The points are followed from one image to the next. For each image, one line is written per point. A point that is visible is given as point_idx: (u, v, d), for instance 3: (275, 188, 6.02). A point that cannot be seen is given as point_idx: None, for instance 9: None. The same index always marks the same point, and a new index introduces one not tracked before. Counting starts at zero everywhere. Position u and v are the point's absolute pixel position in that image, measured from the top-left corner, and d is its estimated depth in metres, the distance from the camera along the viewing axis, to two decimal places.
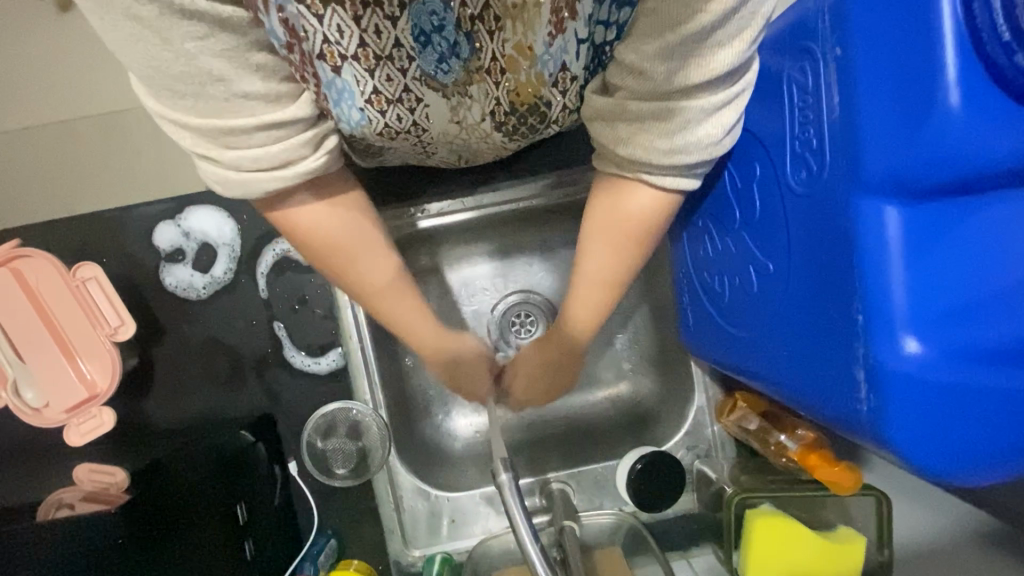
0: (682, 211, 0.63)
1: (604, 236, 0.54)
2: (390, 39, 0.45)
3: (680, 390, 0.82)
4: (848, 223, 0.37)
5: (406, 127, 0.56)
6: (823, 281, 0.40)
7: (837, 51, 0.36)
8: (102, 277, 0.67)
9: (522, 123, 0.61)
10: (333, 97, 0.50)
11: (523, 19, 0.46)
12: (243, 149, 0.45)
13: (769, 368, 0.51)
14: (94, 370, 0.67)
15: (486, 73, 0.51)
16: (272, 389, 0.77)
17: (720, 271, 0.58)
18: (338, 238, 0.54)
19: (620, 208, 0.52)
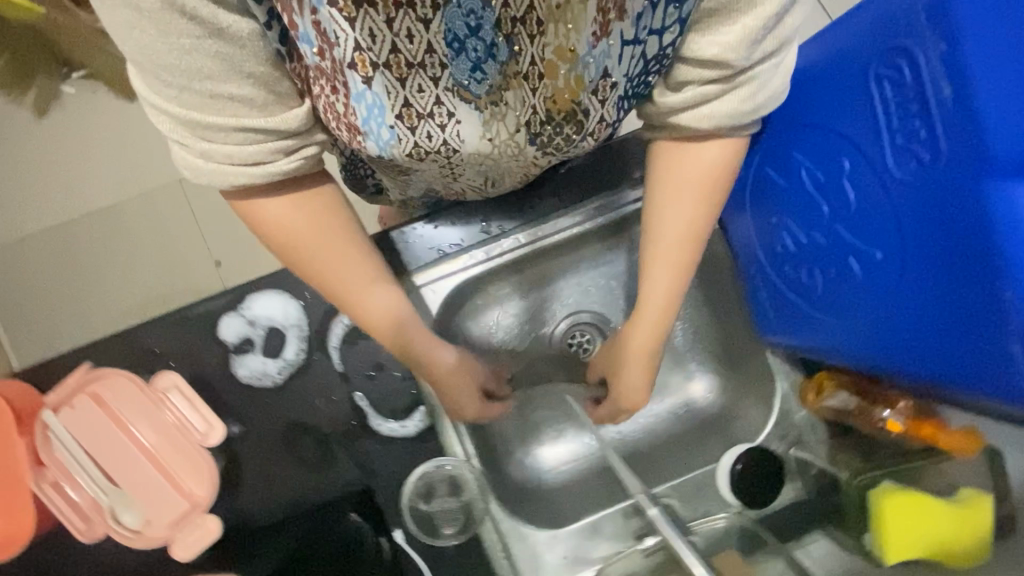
0: (742, 207, 0.66)
1: (682, 186, 0.63)
2: (423, 44, 0.49)
3: (759, 383, 0.83)
4: (981, 206, 0.41)
5: (435, 146, 0.58)
6: (953, 262, 0.44)
7: (942, 47, 0.42)
8: (180, 383, 0.65)
9: (557, 136, 0.62)
10: (363, 112, 0.54)
11: (566, 20, 0.50)
12: (217, 143, 0.53)
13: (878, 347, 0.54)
14: (188, 480, 0.66)
15: (524, 78, 0.54)
16: (364, 462, 0.75)
17: (802, 264, 0.60)
18: (295, 229, 0.63)
19: (691, 163, 0.62)
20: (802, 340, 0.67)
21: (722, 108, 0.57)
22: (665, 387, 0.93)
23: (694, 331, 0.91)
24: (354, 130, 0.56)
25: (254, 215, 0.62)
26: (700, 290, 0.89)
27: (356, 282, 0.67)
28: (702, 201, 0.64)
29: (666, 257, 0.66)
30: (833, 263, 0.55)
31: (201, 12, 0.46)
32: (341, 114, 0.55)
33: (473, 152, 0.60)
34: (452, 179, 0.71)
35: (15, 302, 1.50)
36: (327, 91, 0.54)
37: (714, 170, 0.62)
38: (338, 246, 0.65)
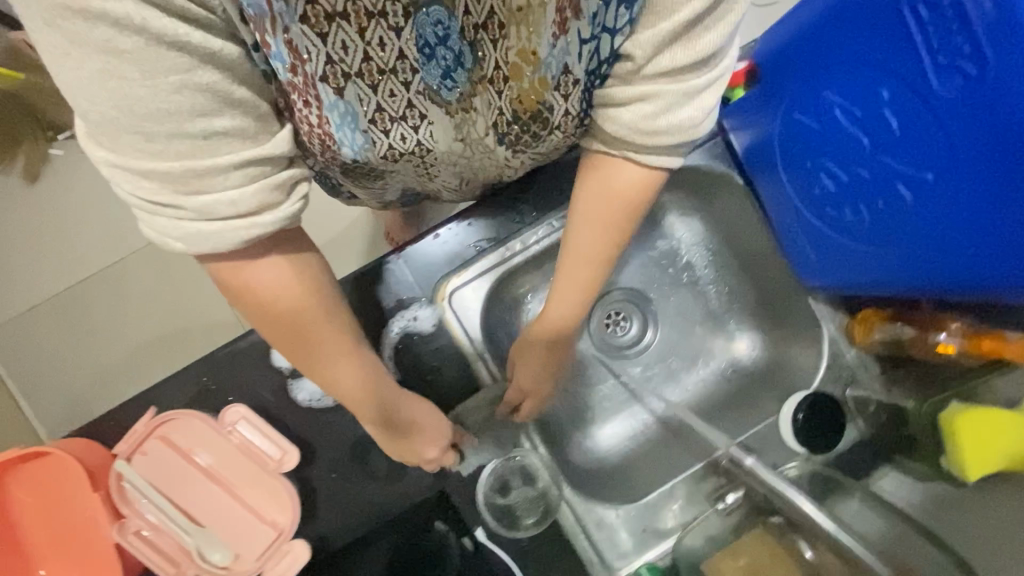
0: (777, 154, 0.67)
1: (596, 206, 0.68)
2: (395, 51, 0.49)
3: (806, 328, 0.84)
4: None
5: (410, 146, 0.60)
6: (1014, 173, 0.44)
7: None
8: (249, 414, 0.69)
9: (522, 132, 0.65)
10: (335, 121, 0.54)
11: (527, 22, 0.52)
12: (216, 193, 0.47)
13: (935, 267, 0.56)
14: (269, 507, 0.68)
15: (489, 83, 0.57)
16: (436, 465, 0.74)
17: (847, 202, 0.60)
18: (286, 306, 0.57)
19: (604, 183, 0.66)
20: (859, 278, 0.68)
21: (626, 117, 0.61)
22: (706, 352, 0.95)
23: (728, 291, 0.94)
24: (328, 138, 0.57)
25: (240, 285, 0.56)
26: (728, 250, 0.92)
27: (335, 351, 0.62)
28: (612, 221, 0.68)
29: (566, 273, 0.72)
30: (879, 194, 0.56)
31: (190, 39, 0.42)
32: (315, 125, 0.55)
33: (446, 151, 0.64)
34: (427, 179, 0.74)
35: (33, 371, 1.48)
36: (303, 107, 0.53)
37: (627, 188, 0.66)
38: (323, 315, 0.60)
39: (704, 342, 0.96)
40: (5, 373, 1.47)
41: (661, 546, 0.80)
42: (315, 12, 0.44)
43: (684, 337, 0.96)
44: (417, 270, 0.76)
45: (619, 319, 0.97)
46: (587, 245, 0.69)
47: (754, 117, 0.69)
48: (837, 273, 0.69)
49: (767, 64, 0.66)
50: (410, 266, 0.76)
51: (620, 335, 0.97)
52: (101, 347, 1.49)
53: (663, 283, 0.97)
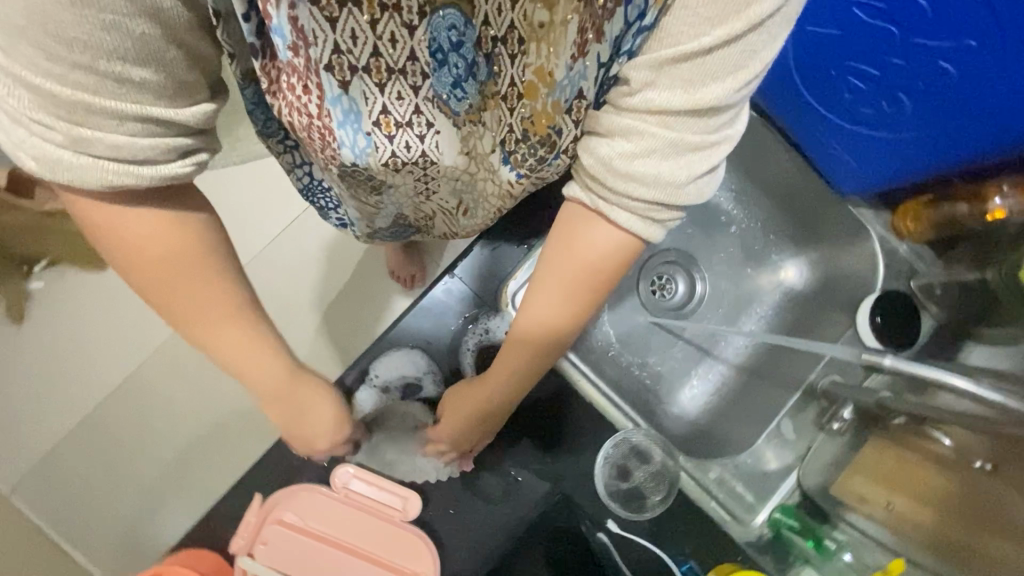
0: (797, 69, 0.68)
1: (559, 264, 0.57)
2: (405, 49, 0.48)
3: (852, 235, 0.85)
4: None
5: (414, 156, 0.58)
6: None
7: None
8: (359, 470, 0.70)
9: (531, 156, 0.59)
10: (337, 116, 0.53)
11: (547, 41, 0.47)
12: (105, 135, 0.42)
13: (978, 129, 0.57)
14: (405, 559, 0.68)
15: (502, 100, 0.54)
16: (549, 473, 0.73)
17: (885, 90, 0.61)
18: (156, 257, 0.51)
19: (571, 247, 0.56)
20: (894, 168, 0.68)
21: (603, 151, 0.49)
22: (756, 291, 0.95)
23: (762, 222, 0.94)
24: (329, 136, 0.54)
25: (102, 226, 0.49)
26: (752, 183, 0.92)
27: (216, 317, 0.54)
28: (581, 290, 0.58)
29: (512, 350, 0.61)
30: (922, 76, 0.57)
31: None
32: (313, 116, 0.52)
33: (451, 164, 0.61)
34: (424, 198, 0.70)
35: (72, 512, 1.39)
36: (300, 90, 0.50)
37: (598, 256, 0.55)
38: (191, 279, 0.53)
39: (753, 279, 0.95)
40: (43, 523, 1.38)
41: (784, 486, 0.79)
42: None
43: (738, 279, 0.96)
44: (474, 281, 0.76)
45: (665, 282, 0.96)
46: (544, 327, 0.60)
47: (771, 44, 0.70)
48: (864, 168, 0.71)
49: None
50: (467, 281, 0.76)
51: (670, 298, 0.96)
52: (137, 466, 1.42)
53: (697, 235, 0.97)
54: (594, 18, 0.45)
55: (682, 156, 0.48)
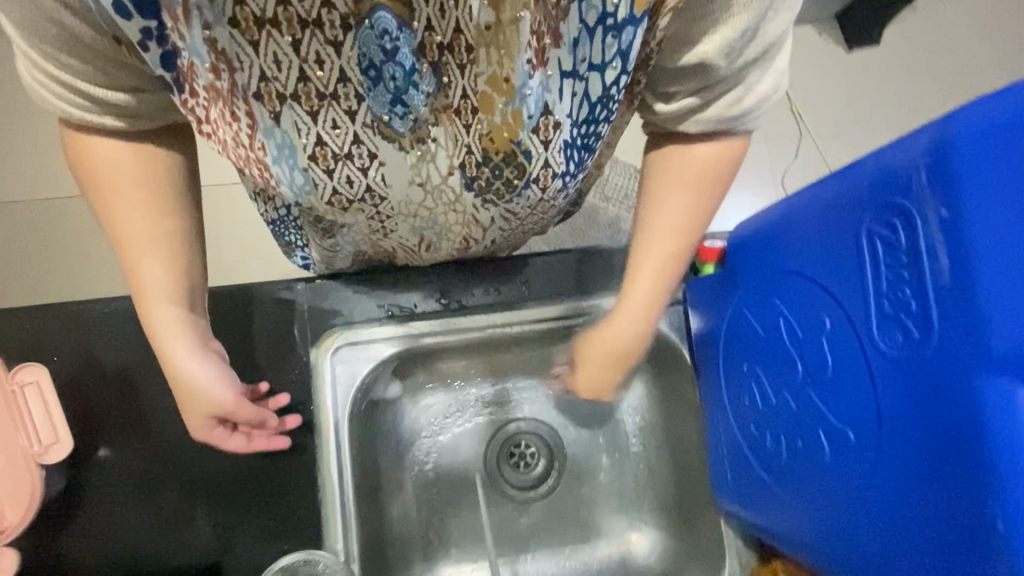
0: (709, 340, 0.61)
1: (674, 185, 0.55)
2: (335, 70, 0.41)
3: (707, 551, 0.72)
4: (980, 414, 0.31)
5: (357, 191, 0.51)
6: (956, 476, 0.33)
7: (942, 212, 0.32)
8: (41, 381, 0.63)
9: (496, 179, 0.52)
10: (271, 150, 0.47)
11: (497, 45, 0.41)
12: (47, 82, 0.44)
13: (850, 550, 0.43)
14: (6, 496, 0.61)
15: (456, 113, 0.47)
16: (224, 531, 0.63)
17: (773, 431, 0.50)
18: (108, 180, 0.50)
19: (673, 157, 0.54)
20: (771, 524, 0.55)
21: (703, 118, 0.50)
22: (598, 529, 0.81)
23: (648, 472, 0.81)
24: (265, 171, 0.49)
25: (83, 155, 0.50)
26: (662, 432, 0.81)
27: (147, 250, 0.52)
28: (696, 197, 0.55)
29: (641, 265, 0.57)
30: (800, 434, 0.46)
31: None
32: (246, 147, 0.47)
33: (403, 197, 0.54)
34: (381, 236, 0.62)
35: None
36: (232, 123, 0.45)
37: (703, 168, 0.54)
38: (139, 210, 0.51)
39: (601, 518, 0.81)
40: None
41: None
42: (244, 16, 0.37)
43: (593, 508, 0.82)
44: (314, 308, 0.69)
45: (524, 454, 0.83)
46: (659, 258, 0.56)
47: (713, 302, 0.60)
48: (751, 502, 0.57)
49: (738, 255, 0.55)
50: (310, 304, 0.69)
51: (522, 471, 0.83)
52: None
53: (581, 435, 0.84)
54: (550, 20, 0.41)
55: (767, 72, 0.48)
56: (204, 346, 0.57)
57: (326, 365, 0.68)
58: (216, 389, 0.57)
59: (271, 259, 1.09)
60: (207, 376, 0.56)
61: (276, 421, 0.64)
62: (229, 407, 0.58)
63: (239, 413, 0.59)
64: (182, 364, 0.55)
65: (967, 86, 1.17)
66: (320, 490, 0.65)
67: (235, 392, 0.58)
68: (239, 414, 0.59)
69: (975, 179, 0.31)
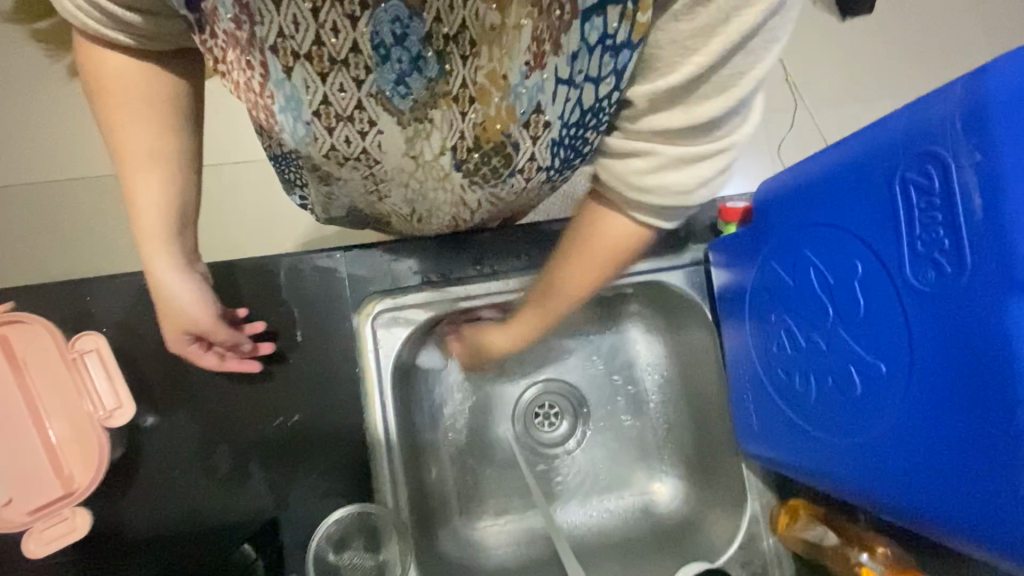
0: (733, 294, 0.65)
1: (580, 254, 0.57)
2: (348, 42, 0.42)
3: (729, 494, 0.77)
4: (1001, 330, 0.35)
5: (355, 152, 0.52)
6: (972, 391, 0.38)
7: (976, 156, 0.36)
8: (103, 348, 0.63)
9: (484, 165, 0.54)
10: (278, 101, 0.46)
11: (500, 43, 0.42)
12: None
13: (874, 473, 0.48)
14: (73, 460, 0.61)
15: (454, 100, 0.48)
16: (278, 489, 0.66)
17: (803, 372, 0.55)
18: (112, 89, 0.50)
19: (592, 233, 0.56)
20: (788, 457, 0.61)
21: (620, 169, 0.50)
22: (623, 481, 0.86)
23: (666, 428, 0.86)
24: (270, 118, 0.49)
25: (90, 64, 0.50)
26: (680, 387, 0.85)
27: (138, 163, 0.53)
28: (597, 272, 0.59)
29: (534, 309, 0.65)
30: (832, 372, 0.50)
31: None
32: (256, 94, 0.47)
33: (395, 166, 0.54)
34: (377, 197, 0.63)
35: None
36: (243, 67, 0.45)
37: (613, 247, 0.56)
38: (136, 122, 0.52)
39: (626, 471, 0.86)
40: None
41: None
42: None
43: (618, 462, 0.86)
44: (351, 275, 0.71)
45: (549, 414, 0.88)
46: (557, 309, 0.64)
47: (737, 260, 0.63)
48: (774, 441, 0.62)
49: (763, 212, 0.58)
50: (348, 269, 0.71)
51: (546, 429, 0.87)
52: None
53: (602, 394, 0.88)
54: (552, 29, 0.40)
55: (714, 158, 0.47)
56: (189, 264, 0.58)
57: (369, 329, 0.71)
58: (193, 308, 0.59)
59: (288, 232, 1.10)
60: (186, 293, 0.58)
61: (251, 346, 0.66)
62: (206, 325, 0.60)
63: (212, 334, 0.61)
64: (164, 281, 0.57)
65: (956, 53, 1.21)
66: (365, 447, 0.69)
67: (212, 313, 0.60)
68: (215, 335, 0.61)
69: (1011, 125, 0.34)
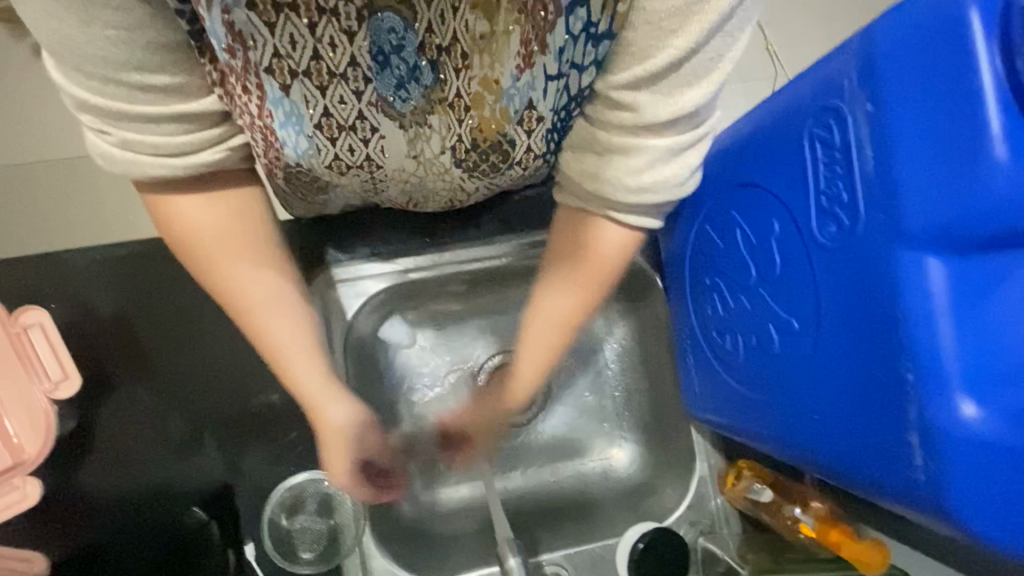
0: (675, 260, 0.66)
1: (564, 262, 0.55)
2: (346, 57, 0.39)
3: (681, 457, 0.79)
4: (887, 278, 0.36)
5: (358, 160, 0.49)
6: (861, 340, 0.39)
7: (868, 108, 0.37)
8: (46, 322, 0.63)
9: (482, 162, 0.52)
10: (279, 118, 0.43)
11: (490, 50, 0.41)
12: (137, 132, 0.43)
13: (783, 424, 0.49)
14: (21, 430, 0.63)
15: (450, 106, 0.45)
16: (233, 458, 0.68)
17: (731, 331, 0.56)
18: (207, 242, 0.49)
19: (571, 235, 0.54)
20: (723, 416, 0.63)
21: (607, 174, 0.49)
22: (583, 449, 0.84)
23: (624, 393, 0.85)
24: (270, 137, 0.45)
25: (172, 222, 0.49)
26: (639, 355, 0.84)
27: (256, 304, 0.52)
28: (584, 285, 0.55)
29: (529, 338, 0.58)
30: (756, 332, 0.51)
31: None
32: (252, 114, 0.43)
33: (397, 168, 0.51)
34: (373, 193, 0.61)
35: None
36: (240, 91, 0.42)
37: (595, 251, 0.53)
38: (240, 267, 0.51)
39: (587, 438, 0.85)
40: None
41: None
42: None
43: (584, 430, 0.85)
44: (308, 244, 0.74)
45: None
46: (553, 341, 0.58)
47: (674, 225, 0.64)
48: (712, 403, 0.63)
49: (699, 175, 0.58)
50: (306, 242, 0.74)
51: None
52: None
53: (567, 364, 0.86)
54: (538, 30, 0.40)
55: (678, 156, 0.48)
56: (343, 388, 0.57)
57: (323, 298, 0.73)
58: (351, 417, 0.57)
59: None
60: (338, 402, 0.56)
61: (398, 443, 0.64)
62: (367, 438, 0.58)
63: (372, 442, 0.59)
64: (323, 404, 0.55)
65: None
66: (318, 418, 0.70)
67: (372, 421, 0.58)
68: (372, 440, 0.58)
69: (900, 74, 0.35)
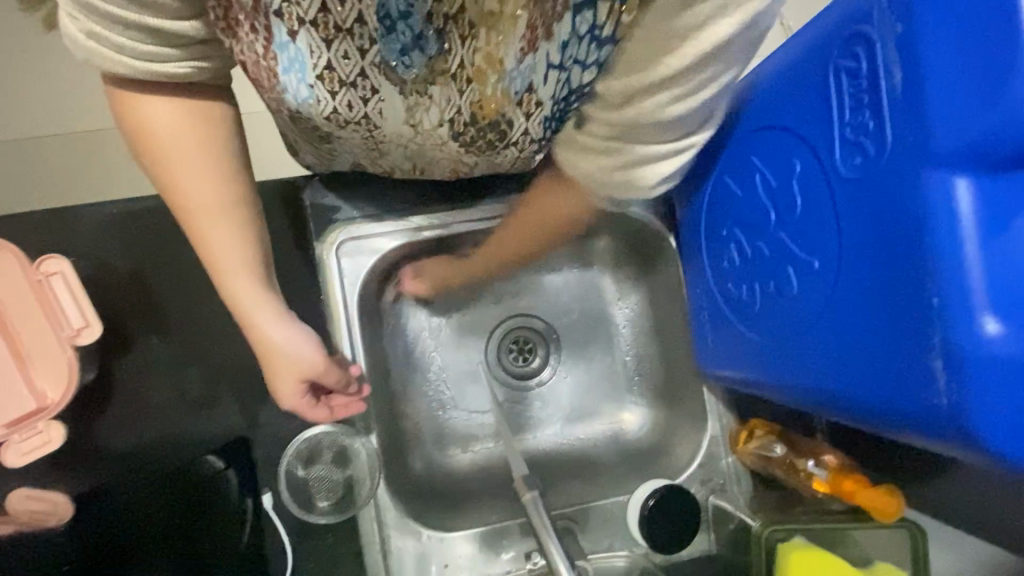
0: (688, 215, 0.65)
1: (534, 211, 0.65)
2: (353, 12, 0.39)
3: (692, 419, 0.79)
4: (912, 198, 0.36)
5: (355, 117, 0.49)
6: (883, 266, 0.39)
7: (897, 29, 0.36)
8: (67, 272, 0.63)
9: (479, 139, 0.50)
10: (282, 63, 0.43)
11: (498, 30, 0.39)
12: (107, 32, 0.41)
13: (796, 363, 0.49)
14: (44, 377, 0.64)
15: (452, 79, 0.44)
16: (250, 410, 0.69)
17: (747, 280, 0.56)
18: (162, 138, 0.48)
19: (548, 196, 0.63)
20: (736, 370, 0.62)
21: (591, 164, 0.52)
22: (593, 411, 0.85)
23: (636, 357, 0.85)
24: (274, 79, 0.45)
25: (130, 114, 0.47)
26: (650, 319, 0.84)
27: (208, 211, 0.50)
28: (534, 233, 0.68)
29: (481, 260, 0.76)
30: (773, 276, 0.51)
31: None
32: (257, 55, 0.43)
33: (395, 132, 0.51)
34: (376, 154, 0.61)
35: None
36: (247, 32, 0.42)
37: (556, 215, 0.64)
38: (191, 170, 0.49)
39: (597, 400, 0.85)
40: None
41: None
42: None
43: (594, 393, 0.86)
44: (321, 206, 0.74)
45: (524, 348, 0.86)
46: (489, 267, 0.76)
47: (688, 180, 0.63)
48: (724, 356, 0.63)
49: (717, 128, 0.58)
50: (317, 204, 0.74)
51: (521, 362, 0.86)
52: None
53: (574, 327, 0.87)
54: (546, 18, 0.39)
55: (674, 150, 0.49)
56: (286, 309, 0.56)
57: (335, 258, 0.72)
58: (302, 349, 0.56)
59: None
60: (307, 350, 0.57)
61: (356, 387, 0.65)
62: (318, 368, 0.58)
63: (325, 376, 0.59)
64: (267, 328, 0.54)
65: None
66: None
67: (321, 355, 0.58)
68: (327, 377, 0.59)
69: None
